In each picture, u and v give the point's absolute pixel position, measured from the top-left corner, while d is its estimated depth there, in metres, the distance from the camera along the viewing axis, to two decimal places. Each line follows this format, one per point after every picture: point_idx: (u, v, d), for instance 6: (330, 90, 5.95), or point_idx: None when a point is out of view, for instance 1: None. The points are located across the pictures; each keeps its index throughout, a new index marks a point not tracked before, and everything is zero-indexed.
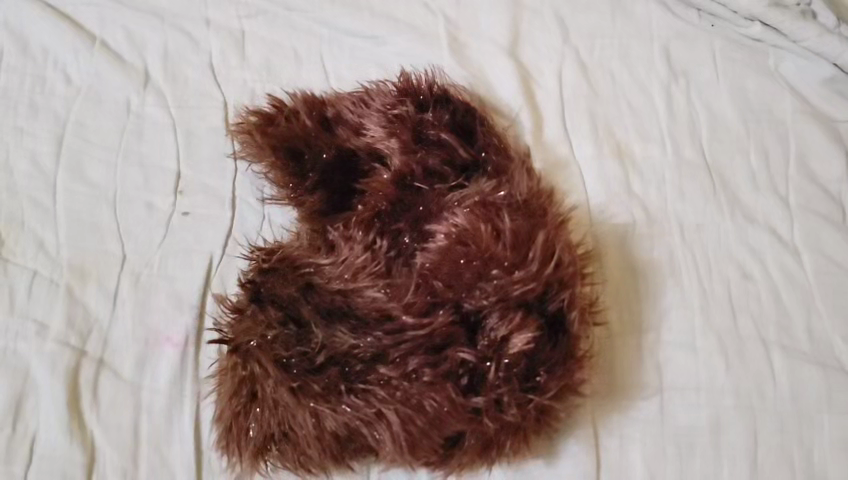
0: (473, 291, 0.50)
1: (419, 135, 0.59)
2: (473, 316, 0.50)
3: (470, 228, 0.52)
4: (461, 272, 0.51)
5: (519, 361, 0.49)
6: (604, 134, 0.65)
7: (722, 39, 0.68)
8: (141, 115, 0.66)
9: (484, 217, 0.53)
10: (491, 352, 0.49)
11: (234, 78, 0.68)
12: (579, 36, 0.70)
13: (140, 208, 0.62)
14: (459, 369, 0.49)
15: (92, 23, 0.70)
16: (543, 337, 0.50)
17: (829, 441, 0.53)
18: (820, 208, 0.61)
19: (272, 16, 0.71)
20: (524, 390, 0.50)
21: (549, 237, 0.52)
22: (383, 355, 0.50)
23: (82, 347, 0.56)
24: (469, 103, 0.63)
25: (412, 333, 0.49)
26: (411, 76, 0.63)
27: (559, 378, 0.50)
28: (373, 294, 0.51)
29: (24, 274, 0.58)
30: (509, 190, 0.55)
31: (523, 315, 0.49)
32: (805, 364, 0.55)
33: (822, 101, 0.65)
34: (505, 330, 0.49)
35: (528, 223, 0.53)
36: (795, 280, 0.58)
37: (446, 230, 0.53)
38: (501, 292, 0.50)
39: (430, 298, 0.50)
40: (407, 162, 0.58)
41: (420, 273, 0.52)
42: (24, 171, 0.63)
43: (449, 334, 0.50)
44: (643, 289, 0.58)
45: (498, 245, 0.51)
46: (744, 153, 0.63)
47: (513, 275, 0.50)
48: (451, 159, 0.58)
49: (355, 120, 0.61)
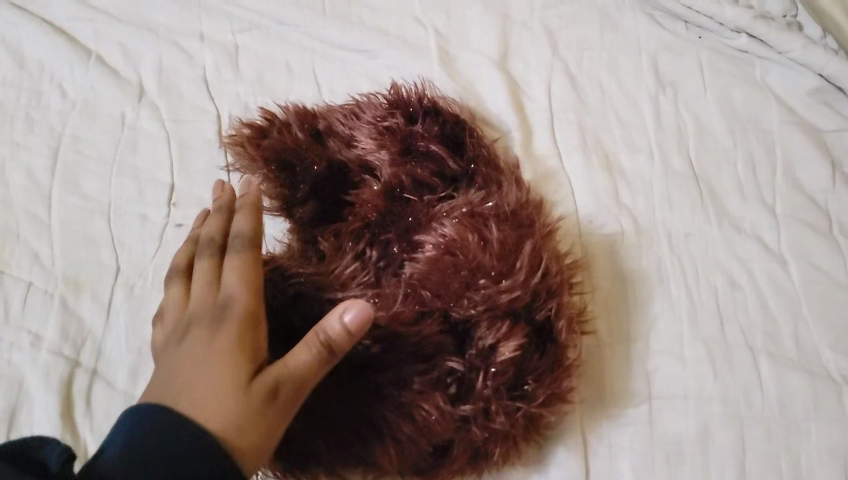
0: (461, 300, 0.50)
1: (409, 146, 0.60)
2: (461, 325, 0.51)
3: (457, 238, 0.52)
4: (448, 281, 0.51)
5: (508, 370, 0.49)
6: (593, 144, 0.66)
7: (709, 50, 0.70)
8: (135, 128, 0.67)
9: (472, 227, 0.53)
10: (480, 361, 0.49)
11: (229, 91, 0.69)
12: (568, 48, 0.71)
13: (133, 220, 0.63)
14: (448, 378, 0.49)
15: (88, 38, 0.71)
16: (530, 345, 0.50)
17: (816, 448, 0.53)
18: (807, 217, 0.61)
19: (267, 31, 0.72)
20: (512, 397, 0.50)
21: (537, 246, 0.53)
22: (374, 362, 0.49)
23: (75, 358, 0.56)
24: (461, 115, 0.64)
25: (401, 342, 0.49)
26: (401, 88, 0.63)
27: (547, 387, 0.51)
28: (363, 305, 0.51)
29: (19, 286, 0.59)
30: (495, 201, 0.56)
31: (511, 324, 0.50)
32: (793, 371, 0.55)
33: (810, 111, 0.66)
34: (495, 337, 0.49)
35: (516, 233, 0.53)
36: (783, 289, 0.59)
37: (435, 240, 0.53)
38: (490, 301, 0.50)
39: (418, 310, 0.51)
40: (396, 173, 0.58)
41: (409, 282, 0.52)
42: (21, 184, 0.64)
43: (440, 341, 0.50)
44: (632, 298, 0.59)
45: (485, 254, 0.51)
46: (732, 163, 0.64)
47: (501, 284, 0.50)
48: (440, 171, 0.59)
49: (346, 132, 0.62)
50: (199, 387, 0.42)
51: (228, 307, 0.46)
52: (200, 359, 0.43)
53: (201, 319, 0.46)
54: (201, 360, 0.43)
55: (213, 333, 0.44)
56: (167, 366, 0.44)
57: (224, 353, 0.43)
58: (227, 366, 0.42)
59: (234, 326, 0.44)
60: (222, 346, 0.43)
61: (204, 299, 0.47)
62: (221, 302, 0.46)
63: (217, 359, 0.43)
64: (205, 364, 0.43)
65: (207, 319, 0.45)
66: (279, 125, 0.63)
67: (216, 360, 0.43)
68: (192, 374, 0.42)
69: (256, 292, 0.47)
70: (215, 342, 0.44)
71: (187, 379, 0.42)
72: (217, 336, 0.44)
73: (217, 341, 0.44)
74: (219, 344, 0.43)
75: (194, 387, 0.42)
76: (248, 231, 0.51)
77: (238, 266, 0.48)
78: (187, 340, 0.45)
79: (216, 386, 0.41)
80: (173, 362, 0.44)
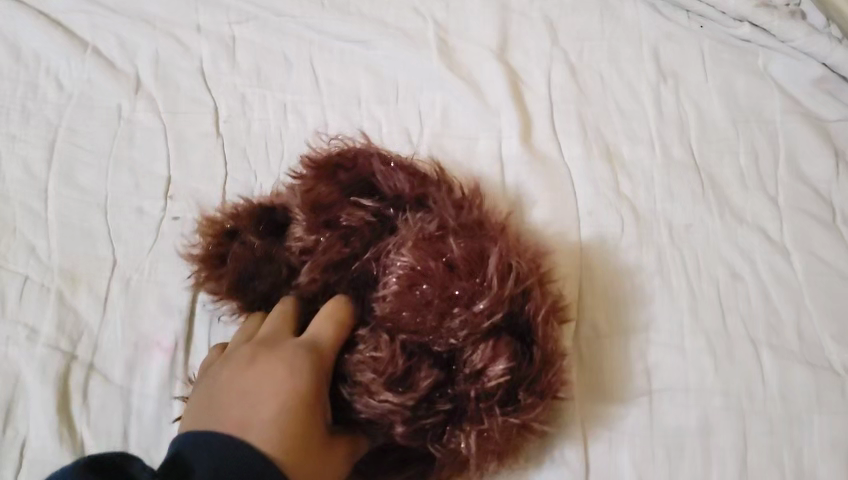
0: (441, 332, 0.45)
1: (323, 214, 0.51)
2: (445, 354, 0.46)
3: (419, 265, 0.46)
4: (423, 316, 0.46)
5: (498, 390, 0.46)
6: (593, 134, 0.65)
7: (710, 39, 0.69)
8: (132, 120, 0.66)
9: (432, 252, 0.47)
10: (470, 387, 0.45)
11: (226, 83, 0.68)
12: (568, 38, 0.70)
13: (131, 213, 0.62)
14: (439, 410, 0.46)
15: (85, 29, 0.71)
16: (518, 357, 0.46)
17: (820, 441, 0.52)
18: (810, 208, 0.61)
19: (264, 21, 0.71)
20: (506, 413, 0.46)
21: (502, 251, 0.48)
22: (372, 421, 0.46)
23: (72, 352, 0.56)
24: (371, 148, 0.55)
25: (395, 402, 0.45)
26: (302, 161, 0.56)
27: (538, 394, 0.47)
28: (359, 354, 0.46)
29: (16, 279, 0.59)
30: (438, 218, 0.49)
31: (496, 343, 0.45)
32: (795, 363, 0.55)
33: (812, 100, 0.66)
34: (482, 361, 0.45)
35: (479, 244, 0.48)
36: (785, 279, 0.58)
37: (398, 272, 0.47)
38: (468, 326, 0.45)
39: (406, 362, 0.45)
40: (315, 265, 0.50)
41: (386, 326, 0.47)
42: (17, 177, 0.63)
43: (435, 382, 0.45)
44: (628, 291, 0.58)
45: (453, 278, 0.46)
46: (734, 153, 0.64)
47: (475, 307, 0.45)
48: (363, 229, 0.51)
49: (258, 227, 0.54)
50: (278, 422, 0.42)
51: (317, 352, 0.46)
52: (276, 393, 0.44)
53: (281, 352, 0.46)
54: (278, 401, 0.43)
55: (294, 375, 0.44)
56: (231, 391, 0.44)
57: (304, 405, 0.44)
58: (304, 421, 0.43)
59: (317, 380, 0.45)
60: (303, 397, 0.44)
61: (283, 340, 0.48)
62: (307, 343, 0.47)
63: (296, 410, 0.43)
64: (284, 409, 0.43)
65: (287, 361, 0.45)
66: (206, 260, 0.55)
67: (293, 402, 0.43)
68: (265, 408, 0.43)
69: (341, 347, 0.47)
70: (297, 388, 0.44)
71: (263, 416, 0.42)
72: (299, 378, 0.44)
73: (300, 388, 0.44)
74: (300, 392, 0.44)
75: (269, 427, 0.42)
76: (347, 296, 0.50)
77: (331, 318, 0.48)
78: (262, 370, 0.45)
79: (293, 427, 0.43)
80: (246, 389, 0.44)
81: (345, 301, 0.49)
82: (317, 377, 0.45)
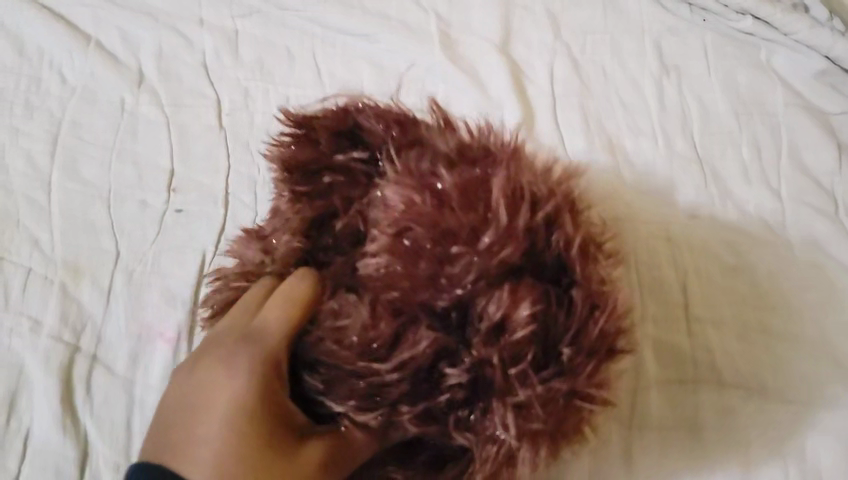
0: (438, 283, 0.37)
1: (305, 179, 0.47)
2: (453, 312, 0.37)
3: (408, 207, 0.39)
4: (415, 263, 0.38)
5: (528, 347, 0.36)
6: (596, 127, 0.65)
7: (713, 34, 0.69)
8: (135, 113, 0.67)
9: (421, 187, 0.40)
10: (487, 350, 0.36)
11: (228, 76, 0.68)
12: (571, 33, 0.70)
13: (133, 206, 0.62)
14: (455, 386, 0.37)
15: (88, 25, 0.71)
16: (548, 302, 0.37)
17: (823, 432, 0.52)
18: (814, 201, 0.61)
19: (267, 16, 0.72)
20: (547, 378, 0.37)
21: (510, 175, 0.40)
22: (369, 405, 0.38)
23: (75, 343, 0.56)
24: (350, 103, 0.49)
25: (387, 376, 0.37)
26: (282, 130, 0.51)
27: (587, 351, 0.38)
28: (323, 332, 0.40)
29: (20, 271, 0.59)
30: (431, 154, 0.42)
31: (513, 286, 0.37)
32: (798, 355, 0.55)
33: (815, 94, 0.66)
34: (498, 310, 0.36)
35: (480, 173, 0.40)
36: (788, 271, 0.58)
37: (387, 221, 0.40)
38: (475, 269, 0.37)
39: (392, 328, 0.38)
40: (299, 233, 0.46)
41: (376, 286, 0.39)
42: (20, 169, 0.63)
43: (438, 348, 0.37)
44: (643, 269, 0.58)
45: (448, 214, 0.38)
46: (736, 145, 0.64)
47: (480, 243, 0.37)
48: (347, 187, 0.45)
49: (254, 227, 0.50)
50: (219, 433, 0.37)
51: (264, 341, 0.40)
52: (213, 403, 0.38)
53: (224, 350, 0.41)
54: (219, 408, 0.38)
55: (235, 375, 0.39)
56: (177, 409, 0.40)
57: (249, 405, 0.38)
58: (254, 422, 0.37)
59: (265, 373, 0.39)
60: (246, 396, 0.38)
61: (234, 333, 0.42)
62: (253, 333, 0.41)
63: (240, 413, 0.37)
64: (226, 416, 0.37)
65: (228, 359, 0.40)
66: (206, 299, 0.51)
67: (235, 405, 0.38)
68: (205, 422, 0.38)
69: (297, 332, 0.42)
70: (238, 388, 0.38)
71: (204, 431, 0.37)
72: (240, 376, 0.39)
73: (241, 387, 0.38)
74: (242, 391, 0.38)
75: (208, 442, 0.37)
76: (304, 271, 0.44)
77: (281, 301, 0.42)
78: (203, 375, 0.40)
79: (238, 434, 0.37)
80: (189, 402, 0.39)
81: (298, 280, 0.43)
82: (262, 369, 0.39)
